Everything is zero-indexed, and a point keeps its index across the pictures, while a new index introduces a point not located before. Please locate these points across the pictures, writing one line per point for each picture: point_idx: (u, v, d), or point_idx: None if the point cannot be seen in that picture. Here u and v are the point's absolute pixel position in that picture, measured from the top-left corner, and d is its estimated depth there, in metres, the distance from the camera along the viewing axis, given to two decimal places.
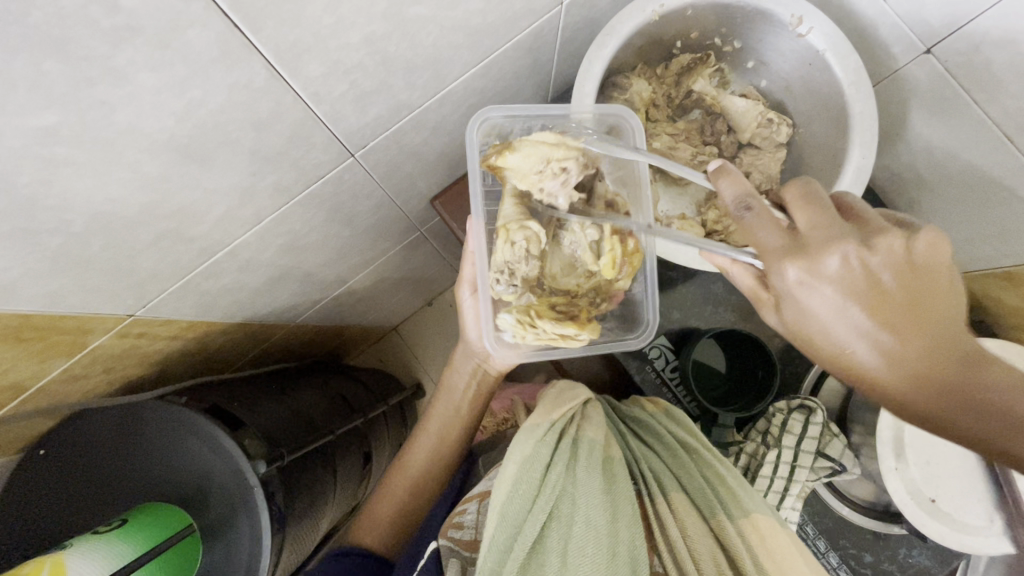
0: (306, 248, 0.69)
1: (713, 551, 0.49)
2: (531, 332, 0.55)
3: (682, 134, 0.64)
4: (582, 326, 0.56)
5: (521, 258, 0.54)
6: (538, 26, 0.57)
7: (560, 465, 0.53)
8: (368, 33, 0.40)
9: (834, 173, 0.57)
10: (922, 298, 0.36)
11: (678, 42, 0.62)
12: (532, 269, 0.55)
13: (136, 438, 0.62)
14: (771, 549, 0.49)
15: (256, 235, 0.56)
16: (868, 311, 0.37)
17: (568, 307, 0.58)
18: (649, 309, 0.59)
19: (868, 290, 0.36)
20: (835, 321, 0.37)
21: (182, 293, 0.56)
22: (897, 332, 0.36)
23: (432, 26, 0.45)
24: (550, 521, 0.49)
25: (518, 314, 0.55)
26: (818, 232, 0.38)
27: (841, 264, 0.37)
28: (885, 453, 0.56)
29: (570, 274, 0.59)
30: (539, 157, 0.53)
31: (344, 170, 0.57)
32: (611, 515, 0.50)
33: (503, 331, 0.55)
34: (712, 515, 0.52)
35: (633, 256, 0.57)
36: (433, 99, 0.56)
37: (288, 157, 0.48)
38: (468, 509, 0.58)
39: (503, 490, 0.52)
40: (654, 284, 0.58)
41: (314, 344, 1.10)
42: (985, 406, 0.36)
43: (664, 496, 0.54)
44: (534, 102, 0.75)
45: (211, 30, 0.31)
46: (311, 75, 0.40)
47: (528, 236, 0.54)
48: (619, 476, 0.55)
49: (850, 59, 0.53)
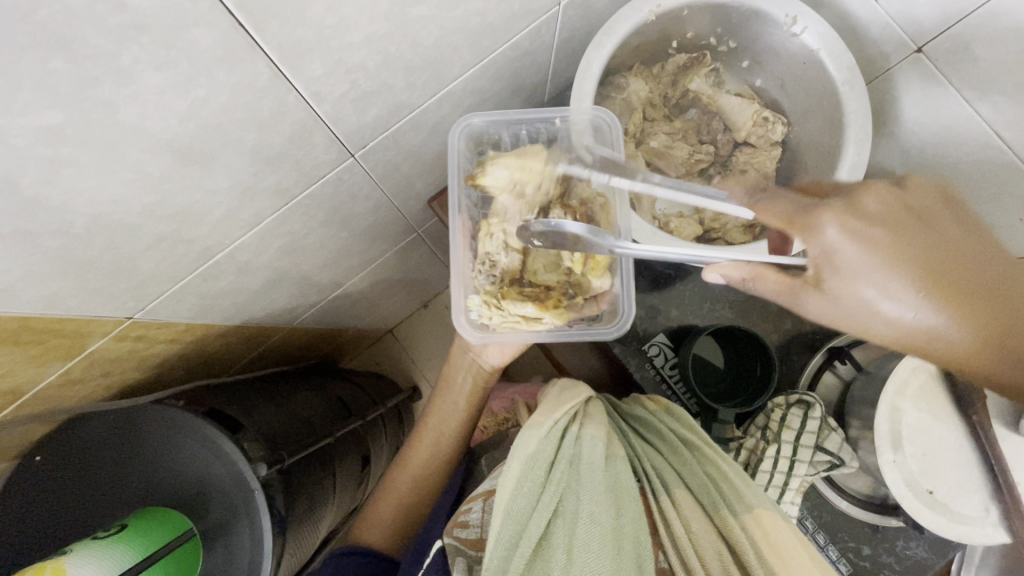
0: (305, 250, 0.69)
1: (717, 546, 0.49)
2: (497, 313, 0.56)
3: (679, 133, 0.64)
4: (545, 309, 0.56)
5: (500, 251, 0.57)
6: (535, 27, 0.57)
7: (564, 463, 0.54)
8: (370, 33, 0.40)
9: (829, 170, 0.58)
10: (943, 240, 0.41)
11: (674, 42, 0.63)
12: (509, 264, 0.58)
13: (134, 442, 0.61)
14: (774, 543, 0.49)
15: (256, 236, 0.56)
16: (909, 256, 0.40)
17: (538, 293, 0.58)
18: (626, 301, 0.57)
19: (923, 242, 0.41)
20: (889, 273, 0.40)
21: (181, 294, 0.56)
22: (956, 283, 0.40)
23: (432, 26, 0.45)
24: (556, 519, 0.49)
25: (484, 297, 0.56)
26: (864, 195, 0.43)
27: (873, 212, 0.42)
28: (883, 444, 0.56)
29: (551, 271, 0.59)
30: (506, 178, 0.57)
31: (343, 171, 0.57)
32: (616, 512, 0.50)
33: (469, 312, 0.56)
34: (714, 510, 0.52)
35: (600, 253, 0.57)
36: (432, 99, 0.57)
37: (289, 157, 0.47)
38: (473, 508, 0.58)
39: (508, 489, 0.52)
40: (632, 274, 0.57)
41: (312, 348, 1.10)
42: (1021, 324, 0.40)
43: (668, 492, 0.54)
44: (532, 102, 0.76)
45: (216, 29, 0.31)
46: (313, 74, 0.40)
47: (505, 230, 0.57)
48: (622, 472, 0.55)
49: (844, 58, 0.54)
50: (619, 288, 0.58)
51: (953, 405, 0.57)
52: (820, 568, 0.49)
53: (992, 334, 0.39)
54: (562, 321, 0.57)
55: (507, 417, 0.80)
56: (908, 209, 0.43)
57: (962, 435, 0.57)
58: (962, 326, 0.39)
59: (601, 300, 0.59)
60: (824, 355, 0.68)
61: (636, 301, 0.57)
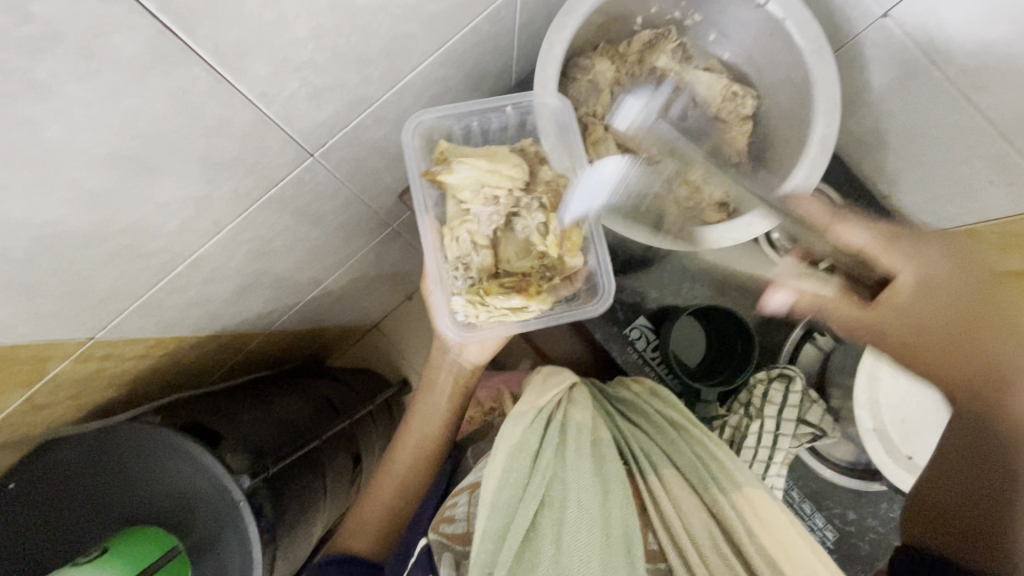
0: (275, 253, 0.67)
1: (707, 524, 0.50)
2: (483, 309, 0.54)
3: (648, 113, 0.63)
4: (531, 296, 0.54)
5: (469, 251, 0.54)
6: (493, 10, 0.55)
7: (550, 452, 0.53)
8: (316, 27, 0.38)
9: (801, 143, 0.57)
10: (923, 307, 0.49)
11: (639, 18, 0.61)
12: (484, 259, 0.54)
13: (106, 459, 0.60)
14: (762, 517, 0.50)
15: (219, 245, 0.54)
16: (936, 308, 0.49)
17: (518, 281, 0.55)
18: (606, 278, 0.58)
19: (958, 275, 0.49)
20: (933, 269, 0.50)
21: (145, 309, 0.54)
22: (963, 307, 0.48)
23: (383, 15, 0.43)
24: (544, 509, 0.49)
25: (469, 294, 0.54)
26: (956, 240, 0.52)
27: (955, 243, 0.52)
28: (860, 412, 0.57)
29: (523, 257, 0.56)
30: (474, 179, 0.53)
31: (305, 171, 0.55)
32: (604, 498, 0.50)
33: (457, 312, 0.55)
34: (704, 489, 0.53)
35: (572, 233, 0.56)
36: (391, 91, 0.55)
37: (244, 162, 0.45)
38: (459, 501, 0.58)
39: (494, 478, 0.51)
40: (607, 254, 0.57)
41: (295, 350, 1.09)
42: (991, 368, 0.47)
43: (656, 473, 0.54)
44: (499, 86, 0.74)
45: (139, 33, 0.29)
46: (257, 75, 0.38)
47: (471, 228, 0.54)
48: (609, 457, 0.55)
49: (811, 26, 0.53)
50: (595, 266, 0.58)
51: None
52: (808, 542, 0.49)
53: (932, 360, 0.49)
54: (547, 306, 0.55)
55: (493, 406, 0.79)
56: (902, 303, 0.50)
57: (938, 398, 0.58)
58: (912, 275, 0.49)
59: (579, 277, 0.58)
60: (803, 329, 0.68)
61: (614, 276, 0.58)
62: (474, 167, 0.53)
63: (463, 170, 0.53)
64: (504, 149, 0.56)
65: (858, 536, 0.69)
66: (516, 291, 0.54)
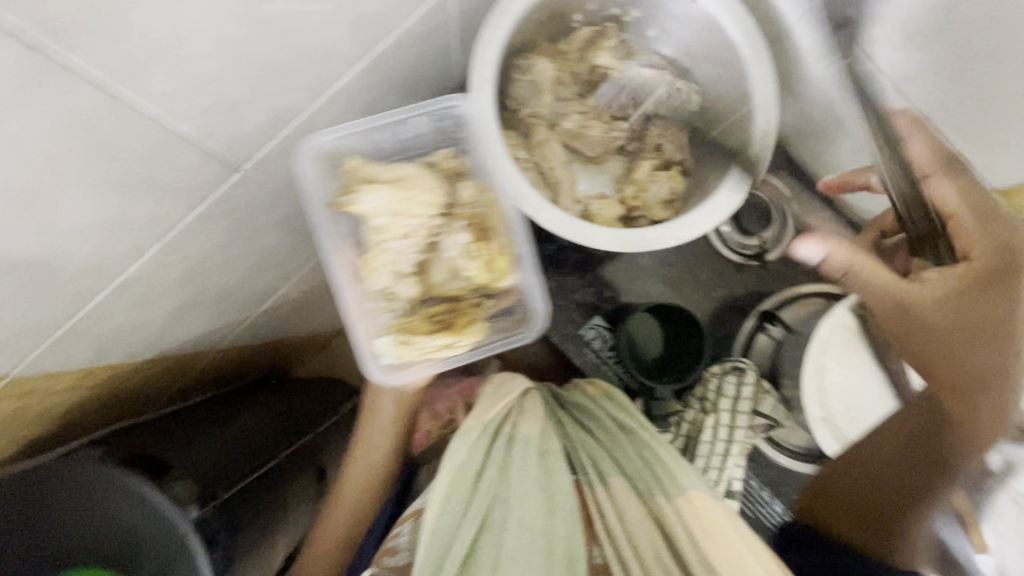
0: (215, 272, 0.64)
1: (651, 532, 0.51)
2: (410, 350, 0.55)
3: (590, 112, 0.62)
4: (458, 333, 0.55)
5: (393, 284, 0.55)
6: (426, 11, 0.53)
7: (492, 472, 0.54)
8: (222, 38, 0.36)
9: (743, 140, 0.58)
10: (967, 320, 0.49)
11: (577, 16, 0.60)
12: (410, 290, 0.56)
13: (41, 502, 0.57)
14: (706, 527, 0.49)
15: (144, 270, 0.51)
16: (925, 313, 0.51)
17: (444, 314, 0.56)
18: (537, 298, 0.57)
19: (1001, 295, 0.48)
20: (1015, 295, 0.48)
21: (66, 342, 0.51)
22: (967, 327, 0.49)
23: (301, 23, 0.40)
24: (483, 533, 0.50)
25: (395, 337, 0.55)
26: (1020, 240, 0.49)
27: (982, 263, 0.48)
28: (807, 402, 0.59)
29: (454, 282, 0.57)
30: (385, 209, 0.53)
31: (234, 187, 0.52)
32: (548, 516, 0.51)
33: (382, 355, 0.55)
34: (650, 497, 0.54)
35: (498, 259, 0.56)
36: (321, 99, 0.52)
37: (159, 182, 0.43)
38: (403, 531, 0.56)
39: (436, 501, 0.51)
40: (539, 271, 0.57)
41: (256, 363, 1.04)
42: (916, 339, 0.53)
43: (604, 483, 0.55)
44: (442, 88, 0.72)
45: (8, 54, 0.26)
46: (159, 91, 0.35)
47: (390, 260, 0.54)
48: (557, 469, 0.55)
49: (745, 22, 0.53)
50: (528, 283, 0.57)
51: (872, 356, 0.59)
52: (751, 547, 0.48)
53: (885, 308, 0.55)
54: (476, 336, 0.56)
55: (447, 416, 0.75)
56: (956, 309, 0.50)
57: None
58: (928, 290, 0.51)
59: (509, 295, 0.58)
60: (756, 318, 0.71)
61: (548, 295, 0.58)
62: (383, 196, 0.53)
63: (373, 199, 0.52)
64: (416, 170, 0.55)
65: None
66: (442, 327, 0.56)
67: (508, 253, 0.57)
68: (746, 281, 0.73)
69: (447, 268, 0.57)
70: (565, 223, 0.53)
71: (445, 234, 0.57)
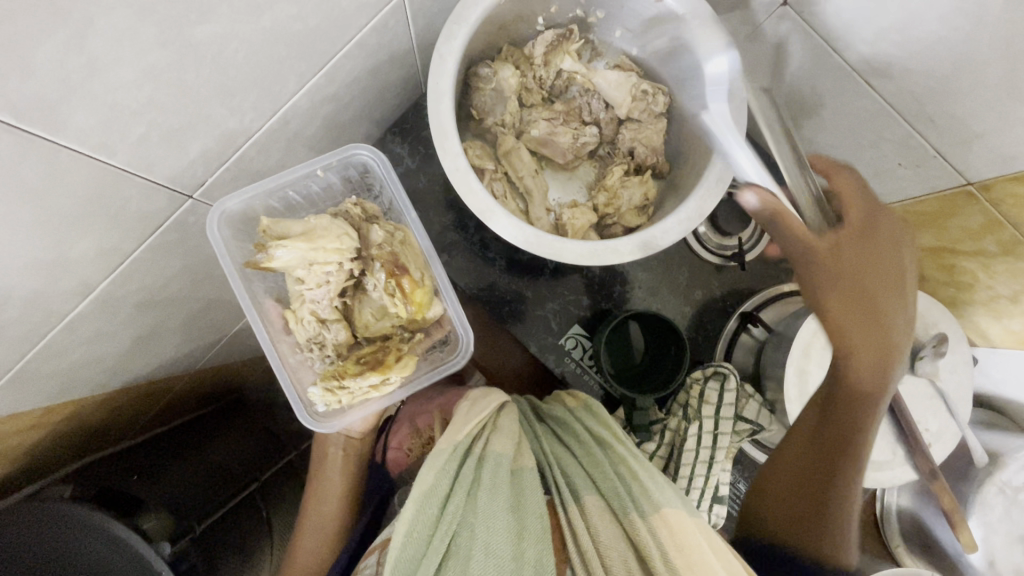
0: (179, 300, 0.61)
1: (624, 554, 0.49)
2: (341, 394, 0.58)
3: (559, 117, 0.61)
4: (386, 372, 0.57)
5: (321, 331, 0.58)
6: (379, 21, 0.51)
7: (460, 494, 0.53)
8: (146, 66, 0.33)
9: (712, 140, 0.56)
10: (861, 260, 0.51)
11: (540, 19, 0.59)
12: (337, 335, 0.59)
13: (10, 550, 0.55)
14: (679, 542, 0.48)
15: (96, 306, 0.49)
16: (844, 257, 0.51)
17: (373, 353, 0.59)
18: (460, 328, 0.62)
19: (872, 248, 0.51)
20: (890, 252, 0.51)
21: (17, 384, 0.48)
22: (851, 308, 0.51)
23: (236, 43, 0.38)
24: (447, 559, 0.48)
25: (324, 385, 0.58)
26: (880, 228, 0.51)
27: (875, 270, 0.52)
28: (789, 407, 0.59)
29: (380, 320, 0.60)
30: (298, 260, 0.54)
31: (186, 215, 0.50)
32: (516, 538, 0.49)
33: (316, 403, 0.59)
34: (624, 514, 0.52)
35: (414, 294, 0.58)
36: (273, 118, 0.50)
37: (98, 217, 0.40)
38: (368, 562, 0.56)
39: (402, 526, 0.51)
40: (455, 302, 0.61)
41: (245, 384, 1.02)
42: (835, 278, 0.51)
43: (577, 504, 0.53)
44: (407, 96, 0.70)
45: None
46: (81, 127, 0.33)
47: (314, 310, 0.57)
48: (528, 487, 0.55)
49: (712, 21, 0.52)
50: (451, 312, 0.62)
51: None
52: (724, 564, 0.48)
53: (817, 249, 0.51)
54: (405, 371, 0.59)
55: (427, 433, 0.73)
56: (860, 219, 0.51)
57: None
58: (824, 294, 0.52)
59: (435, 325, 0.62)
60: (738, 319, 0.70)
61: (469, 324, 0.62)
62: (297, 248, 0.54)
63: (287, 254, 0.53)
64: (324, 219, 0.56)
65: None
66: (370, 366, 0.58)
67: (426, 288, 0.59)
68: (725, 282, 0.72)
69: (373, 308, 0.60)
70: (534, 239, 0.51)
71: (367, 278, 0.58)
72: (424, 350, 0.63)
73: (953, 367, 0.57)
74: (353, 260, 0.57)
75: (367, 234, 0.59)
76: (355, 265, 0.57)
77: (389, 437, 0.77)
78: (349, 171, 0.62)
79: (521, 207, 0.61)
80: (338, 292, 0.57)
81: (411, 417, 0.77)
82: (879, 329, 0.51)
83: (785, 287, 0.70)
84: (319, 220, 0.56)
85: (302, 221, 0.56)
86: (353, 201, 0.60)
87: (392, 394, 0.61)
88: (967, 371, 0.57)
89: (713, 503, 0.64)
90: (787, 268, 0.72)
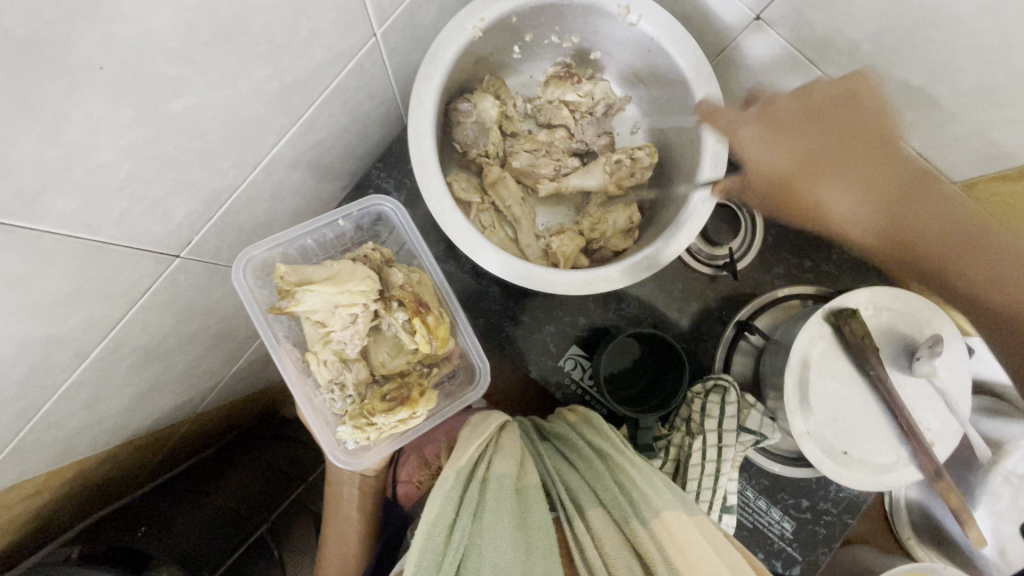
0: (176, 354, 0.61)
1: (629, 563, 0.50)
2: (371, 430, 0.58)
3: (541, 149, 0.63)
4: (414, 404, 0.58)
5: (342, 371, 0.59)
6: (356, 65, 0.52)
7: (466, 516, 0.52)
8: (125, 145, 0.33)
9: (694, 162, 0.57)
10: (842, 142, 0.56)
11: (516, 47, 0.60)
12: (358, 374, 0.60)
13: None
14: (681, 547, 0.49)
15: (92, 372, 0.48)
16: (864, 190, 0.55)
17: (399, 389, 0.60)
18: (478, 358, 0.64)
19: (807, 131, 0.57)
20: (768, 147, 0.58)
21: (15, 458, 0.48)
22: (806, 167, 0.57)
23: (212, 110, 0.38)
24: None
25: (354, 421, 0.58)
26: (741, 132, 0.57)
27: (812, 119, 0.57)
28: (793, 418, 0.57)
29: (399, 356, 0.62)
30: (324, 302, 0.56)
31: (175, 273, 0.50)
32: (525, 556, 0.49)
33: (346, 441, 0.59)
34: (626, 524, 0.52)
35: (438, 328, 0.60)
36: (256, 171, 0.50)
37: (87, 290, 0.40)
38: None
39: (413, 547, 0.51)
40: (469, 333, 0.64)
41: (256, 417, 1.00)
42: (919, 217, 0.54)
43: (582, 516, 0.54)
44: (389, 129, 0.70)
45: None
46: (63, 212, 0.33)
47: (335, 351, 0.59)
48: (532, 506, 0.55)
49: (686, 42, 0.53)
50: (468, 344, 0.65)
51: (852, 362, 0.58)
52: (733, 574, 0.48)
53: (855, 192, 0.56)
54: (432, 405, 0.60)
55: (436, 464, 0.73)
56: (817, 115, 0.57)
57: (866, 391, 0.58)
58: (866, 215, 0.56)
59: (454, 357, 0.65)
60: (735, 328, 0.71)
61: (487, 354, 0.65)
62: (323, 292, 0.56)
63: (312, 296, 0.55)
64: (347, 264, 0.59)
65: (814, 521, 0.70)
66: (399, 402, 0.59)
67: (446, 323, 0.61)
68: (721, 289, 0.72)
69: (390, 347, 0.62)
70: (526, 272, 0.51)
71: (387, 317, 0.60)
72: (441, 381, 0.66)
73: (948, 365, 0.58)
74: (376, 300, 0.59)
75: (387, 278, 0.61)
76: (377, 306, 0.59)
77: (399, 471, 0.77)
78: (365, 219, 0.65)
79: (510, 234, 0.63)
80: (362, 330, 0.59)
81: (418, 448, 0.77)
82: (814, 164, 0.57)
83: (778, 293, 0.71)
84: (343, 265, 0.58)
85: (325, 267, 0.58)
86: (371, 247, 0.63)
87: (420, 426, 0.62)
88: (963, 366, 0.58)
89: (723, 512, 0.64)
90: (779, 273, 0.72)
